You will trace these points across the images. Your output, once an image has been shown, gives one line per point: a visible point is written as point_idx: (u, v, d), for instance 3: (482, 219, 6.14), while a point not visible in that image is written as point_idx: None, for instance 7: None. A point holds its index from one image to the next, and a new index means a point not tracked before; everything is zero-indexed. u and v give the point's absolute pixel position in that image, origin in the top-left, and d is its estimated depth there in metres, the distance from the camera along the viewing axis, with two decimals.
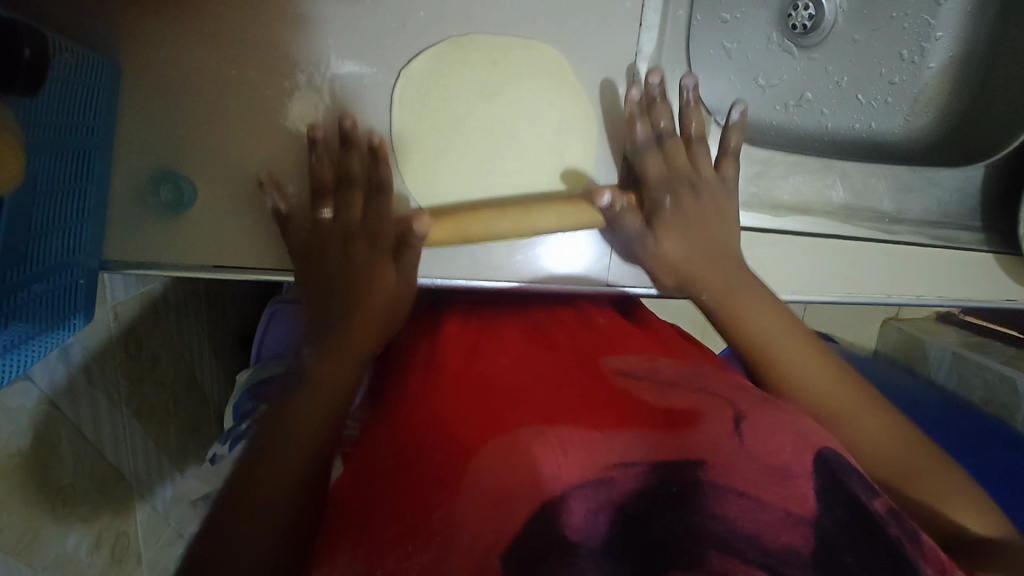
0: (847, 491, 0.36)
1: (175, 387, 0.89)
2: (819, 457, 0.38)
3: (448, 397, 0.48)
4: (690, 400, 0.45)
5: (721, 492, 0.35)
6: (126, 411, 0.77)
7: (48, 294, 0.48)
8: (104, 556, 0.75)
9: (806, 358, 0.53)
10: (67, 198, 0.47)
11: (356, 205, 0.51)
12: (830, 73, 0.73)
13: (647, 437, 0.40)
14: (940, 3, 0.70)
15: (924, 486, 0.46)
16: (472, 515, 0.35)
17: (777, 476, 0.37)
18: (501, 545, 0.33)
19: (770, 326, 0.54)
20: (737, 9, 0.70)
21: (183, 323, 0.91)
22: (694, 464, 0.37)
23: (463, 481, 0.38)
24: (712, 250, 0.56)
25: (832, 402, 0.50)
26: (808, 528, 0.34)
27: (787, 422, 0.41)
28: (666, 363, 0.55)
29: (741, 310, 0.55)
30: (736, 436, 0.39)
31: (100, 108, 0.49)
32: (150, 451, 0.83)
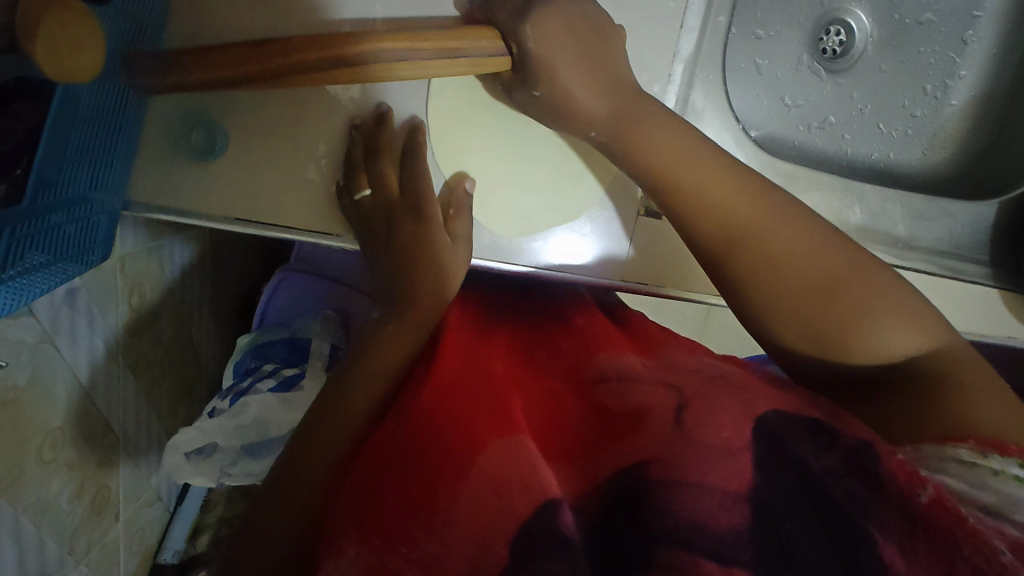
0: (792, 458, 0.36)
1: (172, 346, 0.88)
2: (758, 428, 0.38)
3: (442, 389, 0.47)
4: (646, 396, 0.44)
5: (668, 486, 0.34)
6: (122, 362, 0.77)
7: (68, 226, 0.47)
8: (85, 506, 0.74)
9: (727, 187, 0.48)
10: (102, 131, 0.47)
11: (391, 178, 0.54)
12: (855, 100, 0.74)
13: (616, 448, 0.40)
14: (967, 43, 0.71)
15: (845, 304, 0.44)
16: (475, 504, 0.35)
17: (721, 456, 0.35)
18: (502, 540, 0.33)
19: (681, 153, 0.49)
20: (772, 26, 0.71)
21: (187, 283, 0.90)
22: (643, 465, 0.36)
23: (468, 476, 0.37)
24: (592, 67, 0.51)
25: (743, 224, 0.47)
26: (746, 504, 0.33)
27: (731, 400, 0.41)
28: (636, 361, 0.54)
29: (642, 133, 0.50)
30: (678, 426, 0.39)
31: (144, 47, 0.49)
32: (139, 407, 0.82)
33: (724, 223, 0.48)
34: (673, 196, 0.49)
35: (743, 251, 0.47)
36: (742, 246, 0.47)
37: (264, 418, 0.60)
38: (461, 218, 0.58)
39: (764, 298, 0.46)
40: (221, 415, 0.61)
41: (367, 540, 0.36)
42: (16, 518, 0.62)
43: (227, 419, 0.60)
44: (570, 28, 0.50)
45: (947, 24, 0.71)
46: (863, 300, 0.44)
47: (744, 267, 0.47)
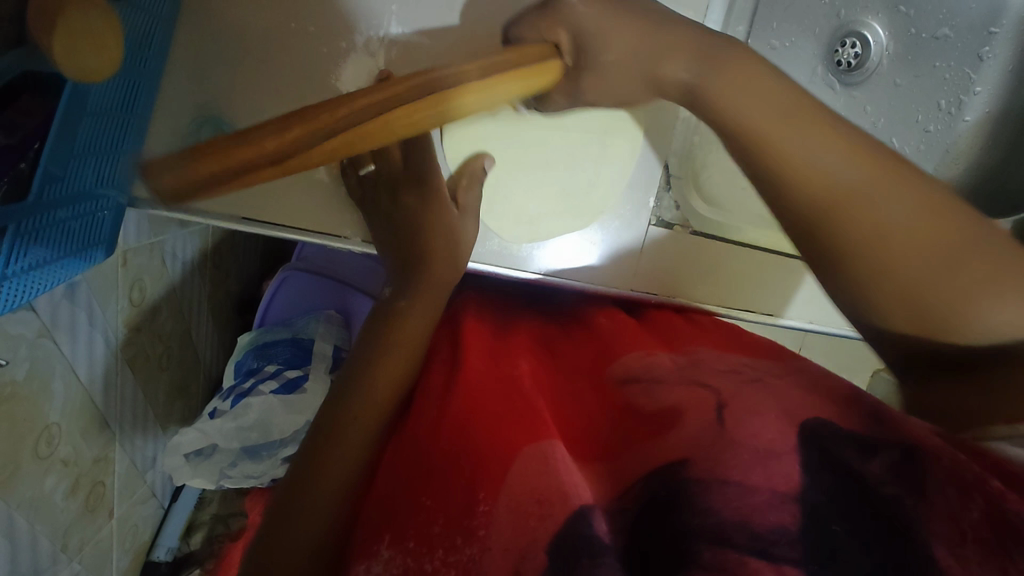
0: (836, 459, 0.36)
1: (171, 342, 0.88)
2: (806, 431, 0.38)
3: (467, 395, 0.48)
4: (682, 394, 0.44)
5: (709, 484, 0.35)
6: (120, 357, 0.76)
7: (73, 222, 0.46)
8: (79, 503, 0.73)
9: (826, 150, 0.40)
10: (108, 126, 0.46)
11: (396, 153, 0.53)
12: (868, 113, 0.74)
13: (646, 449, 0.41)
14: (983, 59, 0.71)
15: (953, 281, 0.38)
16: (509, 522, 0.37)
17: (763, 456, 0.36)
18: (540, 545, 0.35)
19: (765, 96, 0.41)
20: (788, 37, 0.71)
21: (187, 279, 0.90)
22: (682, 462, 0.37)
23: (503, 487, 0.39)
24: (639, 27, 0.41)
25: (843, 190, 0.40)
26: (795, 505, 0.33)
27: (773, 400, 0.41)
28: (665, 359, 0.53)
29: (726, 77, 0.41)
30: (719, 424, 0.39)
31: (155, 42, 0.48)
32: (137, 402, 0.81)
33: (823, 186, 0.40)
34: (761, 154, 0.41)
35: (843, 223, 0.40)
36: (833, 217, 0.40)
37: (265, 420, 0.59)
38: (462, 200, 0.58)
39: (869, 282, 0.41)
40: (221, 417, 0.60)
41: (403, 544, 0.38)
42: (10, 515, 0.61)
43: (228, 420, 0.59)
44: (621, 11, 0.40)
45: (965, 38, 0.70)
46: (975, 273, 0.38)
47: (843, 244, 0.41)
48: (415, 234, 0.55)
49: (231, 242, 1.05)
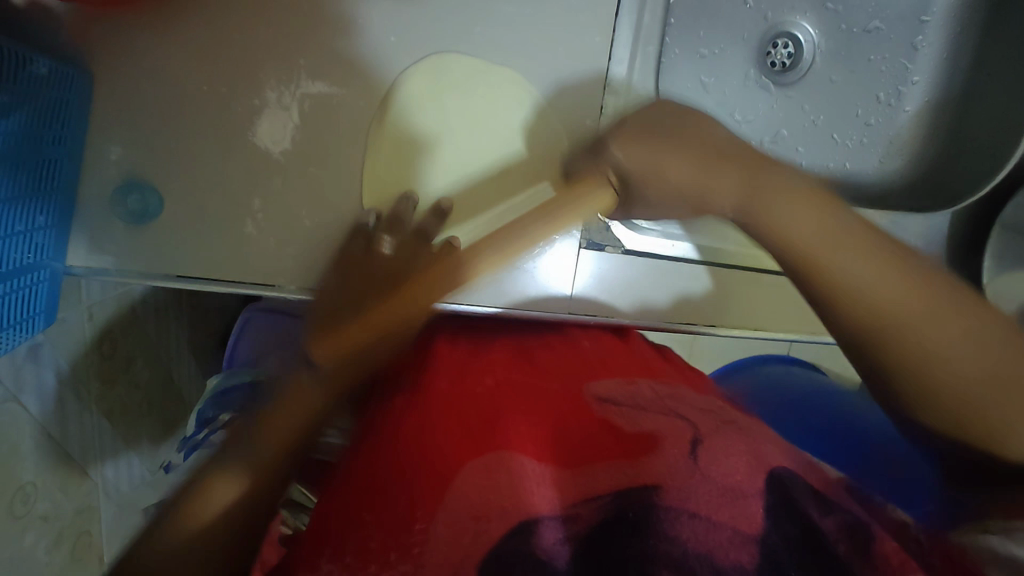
0: (799, 511, 0.38)
1: (150, 389, 0.90)
2: (773, 477, 0.40)
3: (423, 411, 0.49)
4: (656, 424, 0.46)
5: (675, 515, 0.36)
6: (97, 410, 0.79)
7: (12, 297, 0.48)
8: (64, 554, 0.75)
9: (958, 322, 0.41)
10: (31, 204, 0.48)
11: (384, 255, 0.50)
12: (806, 112, 0.73)
13: (616, 465, 0.41)
14: (919, 47, 0.70)
15: (1012, 413, 0.40)
16: (445, 538, 0.36)
17: (734, 496, 0.38)
18: (471, 562, 0.34)
19: (807, 212, 0.45)
20: (716, 45, 0.71)
21: (163, 324, 0.92)
22: (653, 487, 0.38)
23: (444, 501, 0.39)
24: (707, 156, 0.47)
25: (882, 322, 0.42)
26: (755, 545, 0.35)
27: (745, 445, 0.43)
28: (645, 388, 0.55)
29: (782, 206, 0.45)
30: (692, 458, 0.41)
31: (71, 120, 0.50)
32: (117, 452, 0.84)
33: (899, 320, 0.42)
34: (815, 277, 0.45)
35: (889, 343, 0.42)
36: (896, 350, 0.42)
37: None
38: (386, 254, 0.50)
39: (909, 375, 0.42)
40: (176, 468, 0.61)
41: (341, 560, 0.37)
42: None
43: None
44: (699, 154, 0.47)
45: (897, 30, 0.69)
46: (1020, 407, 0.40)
47: (887, 359, 0.43)
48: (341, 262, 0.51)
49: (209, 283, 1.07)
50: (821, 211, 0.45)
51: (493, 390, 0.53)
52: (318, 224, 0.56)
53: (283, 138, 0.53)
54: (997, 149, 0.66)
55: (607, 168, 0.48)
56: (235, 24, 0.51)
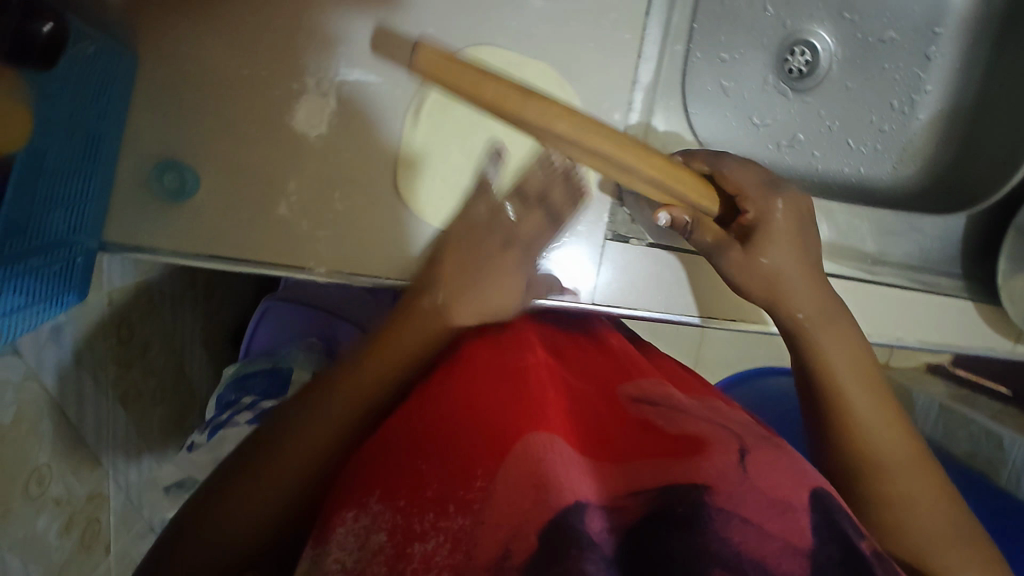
0: (841, 530, 0.37)
1: (163, 380, 0.91)
2: (814, 495, 0.39)
3: (468, 384, 0.50)
4: (702, 427, 0.45)
5: (727, 520, 0.36)
6: (112, 395, 0.79)
7: (48, 269, 0.49)
8: (74, 540, 0.74)
9: (931, 491, 0.48)
10: (73, 178, 0.49)
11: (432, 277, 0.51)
12: (822, 117, 0.75)
13: (661, 458, 0.41)
14: (930, 58, 0.73)
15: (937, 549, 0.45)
16: (505, 498, 0.37)
17: (780, 508, 0.37)
18: (532, 526, 0.35)
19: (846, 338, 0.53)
20: (737, 49, 0.72)
21: (177, 315, 0.93)
22: (703, 488, 0.38)
23: (504, 462, 0.40)
24: (813, 269, 0.54)
25: (861, 432, 0.50)
26: (805, 559, 0.34)
27: (787, 462, 0.42)
28: (681, 395, 0.53)
29: (829, 336, 0.53)
30: (741, 466, 0.40)
31: (115, 98, 0.51)
32: (129, 442, 0.84)
33: (879, 447, 0.49)
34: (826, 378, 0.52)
35: (880, 481, 0.48)
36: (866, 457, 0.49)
37: None
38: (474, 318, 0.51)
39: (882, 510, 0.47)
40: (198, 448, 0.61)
41: (394, 501, 0.39)
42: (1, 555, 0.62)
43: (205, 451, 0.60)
44: (803, 245, 0.54)
45: (909, 43, 0.73)
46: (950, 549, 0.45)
47: (875, 491, 0.48)
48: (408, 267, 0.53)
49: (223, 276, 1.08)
50: (859, 347, 0.54)
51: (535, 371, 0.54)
52: (350, 208, 0.57)
53: (320, 123, 0.55)
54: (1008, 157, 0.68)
55: (778, 200, 0.54)
56: (279, 11, 0.52)
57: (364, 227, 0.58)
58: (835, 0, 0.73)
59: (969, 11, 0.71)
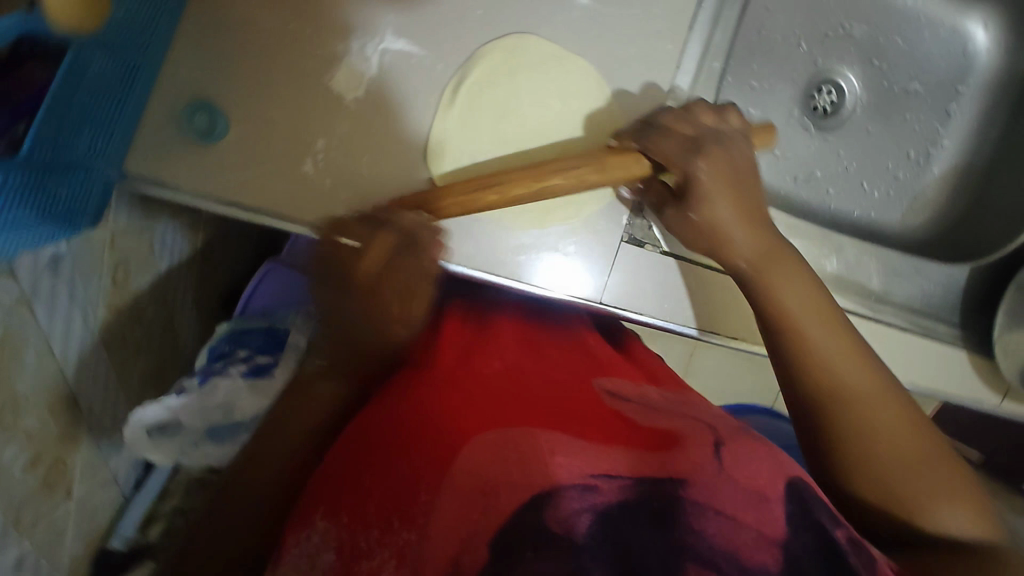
0: (815, 519, 0.38)
1: (149, 330, 0.90)
2: (791, 483, 0.41)
3: (431, 382, 0.49)
4: (676, 421, 0.47)
5: (700, 510, 0.38)
6: (97, 335, 0.78)
7: (66, 190, 0.48)
8: (38, 479, 0.72)
9: (895, 405, 0.49)
10: (107, 102, 0.48)
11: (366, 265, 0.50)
12: (841, 157, 0.77)
13: (631, 453, 0.42)
14: (950, 114, 0.75)
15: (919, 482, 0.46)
16: (451, 507, 0.38)
17: (757, 499, 0.39)
18: (482, 535, 0.35)
19: (803, 287, 0.53)
20: (767, 79, 0.74)
21: (173, 266, 0.92)
22: (680, 481, 0.39)
23: (449, 471, 0.40)
24: (748, 208, 0.54)
25: (832, 385, 0.49)
26: (779, 550, 0.36)
27: (764, 456, 0.43)
28: (654, 390, 0.55)
29: (779, 280, 0.53)
30: (716, 458, 0.41)
31: (160, 31, 0.51)
32: (109, 387, 0.82)
33: (847, 390, 0.49)
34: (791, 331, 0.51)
35: (846, 408, 0.48)
36: (836, 405, 0.49)
37: (231, 404, 0.57)
38: (421, 299, 0.52)
39: (850, 442, 0.48)
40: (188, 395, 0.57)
41: (338, 517, 0.40)
42: None
43: (194, 396, 0.56)
44: (743, 198, 0.54)
45: (931, 97, 0.75)
46: (930, 477, 0.46)
47: (840, 422, 0.48)
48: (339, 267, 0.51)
49: (224, 238, 1.07)
50: (814, 292, 0.53)
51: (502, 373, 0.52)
52: (374, 175, 0.57)
53: (358, 86, 0.55)
54: (1013, 217, 0.70)
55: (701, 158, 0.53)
56: None
57: (384, 195, 0.57)
58: (867, 46, 0.75)
59: (994, 75, 0.73)
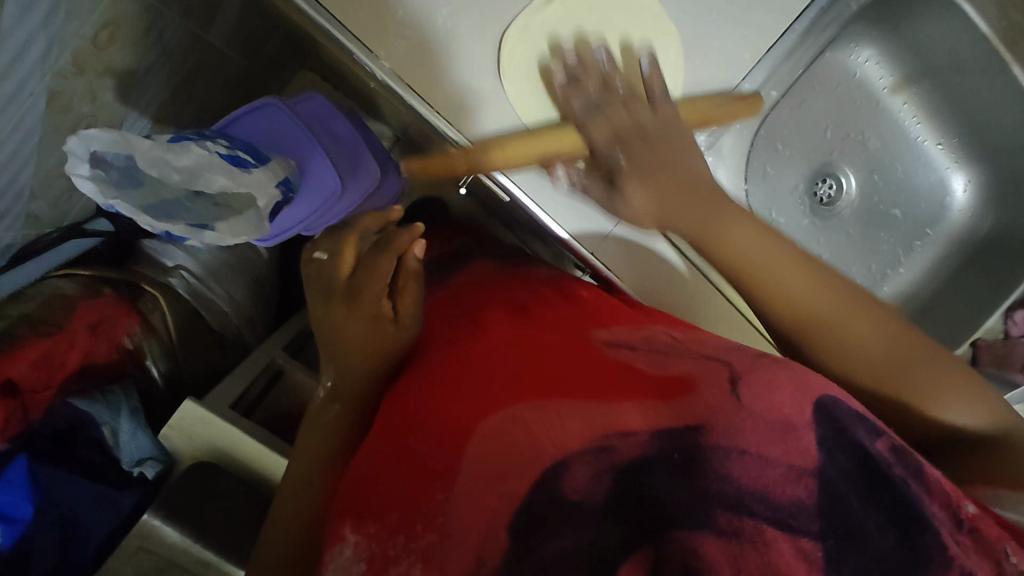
0: (851, 438, 0.37)
1: (98, 111, 0.80)
2: (819, 403, 0.39)
3: (433, 378, 0.49)
4: (684, 365, 0.45)
5: (724, 454, 0.36)
6: (44, 81, 0.68)
7: None
8: None
9: (846, 301, 0.49)
10: None
11: (347, 257, 0.58)
12: (820, 244, 0.84)
13: (647, 408, 0.40)
14: (913, 248, 0.85)
15: (910, 378, 0.46)
16: (467, 493, 0.37)
17: (783, 431, 0.37)
18: (502, 516, 0.35)
19: (722, 224, 0.53)
20: (788, 148, 0.81)
21: (155, 67, 0.84)
22: (698, 429, 0.38)
23: (461, 462, 0.40)
24: (668, 177, 0.55)
25: (806, 316, 0.49)
26: (812, 480, 0.35)
27: (788, 374, 0.41)
28: (663, 333, 0.53)
29: (704, 213, 0.53)
30: (735, 397, 0.40)
31: None
32: (28, 142, 0.72)
33: (816, 311, 0.49)
34: (743, 279, 0.52)
35: (812, 330, 0.49)
36: (813, 327, 0.49)
37: (197, 173, 0.53)
38: (412, 289, 0.57)
39: (823, 351, 0.49)
40: (151, 141, 0.51)
41: (366, 529, 0.40)
42: None
43: (160, 148, 0.51)
44: (659, 180, 0.55)
45: (906, 227, 0.85)
46: (928, 371, 0.47)
47: (819, 343, 0.49)
48: (334, 274, 0.57)
49: (224, 80, 0.99)
50: (738, 219, 0.53)
51: (496, 344, 0.52)
52: (445, 30, 0.56)
53: None
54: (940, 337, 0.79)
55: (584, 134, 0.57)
56: None
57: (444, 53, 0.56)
58: (872, 161, 0.84)
59: (959, 226, 0.84)
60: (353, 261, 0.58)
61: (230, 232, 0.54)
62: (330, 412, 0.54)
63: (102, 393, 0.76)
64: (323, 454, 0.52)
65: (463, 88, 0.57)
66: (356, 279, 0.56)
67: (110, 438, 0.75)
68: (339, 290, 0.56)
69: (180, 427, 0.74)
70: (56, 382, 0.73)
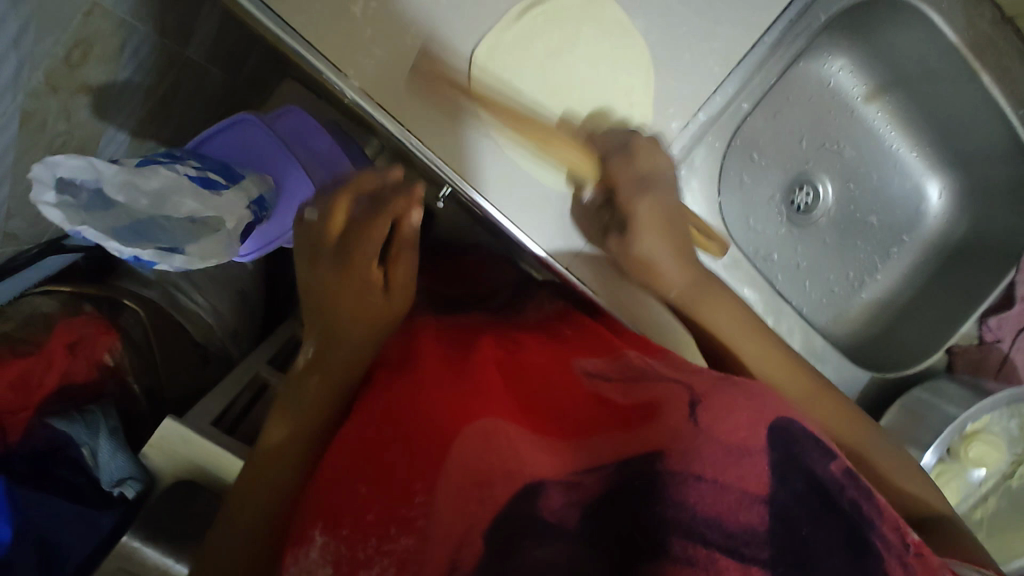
0: (801, 465, 0.39)
1: (74, 130, 0.80)
2: (773, 431, 0.40)
3: (415, 386, 0.49)
4: (657, 390, 0.45)
5: (682, 481, 0.37)
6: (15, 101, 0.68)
7: None
8: None
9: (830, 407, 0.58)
10: None
11: (337, 215, 0.53)
12: (796, 253, 0.84)
13: (617, 437, 0.41)
14: (891, 253, 0.85)
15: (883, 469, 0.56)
16: (448, 501, 0.37)
17: (738, 456, 0.38)
18: (478, 529, 0.35)
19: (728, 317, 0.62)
20: (765, 157, 0.82)
21: (133, 83, 0.84)
22: (658, 454, 0.38)
23: (442, 471, 0.39)
24: (679, 246, 0.62)
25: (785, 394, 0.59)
26: (764, 506, 0.36)
27: (744, 399, 0.42)
28: (636, 355, 0.54)
29: (706, 311, 0.62)
30: (692, 420, 0.40)
31: None
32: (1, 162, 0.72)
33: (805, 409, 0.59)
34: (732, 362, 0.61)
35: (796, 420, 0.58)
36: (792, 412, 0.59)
37: (165, 195, 0.53)
38: (405, 259, 0.56)
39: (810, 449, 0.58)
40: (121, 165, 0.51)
41: (338, 531, 0.39)
42: None
43: (130, 172, 0.51)
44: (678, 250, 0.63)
45: (881, 235, 0.85)
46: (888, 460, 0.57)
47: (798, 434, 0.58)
48: (321, 230, 0.54)
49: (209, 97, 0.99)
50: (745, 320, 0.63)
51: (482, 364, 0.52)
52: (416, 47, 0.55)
53: None
54: (926, 337, 0.79)
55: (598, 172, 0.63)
56: None
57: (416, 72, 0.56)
58: (846, 169, 0.84)
59: (934, 232, 0.84)
60: (337, 235, 0.54)
61: (198, 255, 0.55)
62: (300, 407, 0.53)
63: (80, 413, 0.75)
64: (289, 454, 0.51)
65: (434, 108, 0.56)
66: (347, 242, 0.53)
67: (90, 459, 0.73)
68: (328, 250, 0.54)
69: (157, 443, 0.70)
70: (33, 404, 0.73)
